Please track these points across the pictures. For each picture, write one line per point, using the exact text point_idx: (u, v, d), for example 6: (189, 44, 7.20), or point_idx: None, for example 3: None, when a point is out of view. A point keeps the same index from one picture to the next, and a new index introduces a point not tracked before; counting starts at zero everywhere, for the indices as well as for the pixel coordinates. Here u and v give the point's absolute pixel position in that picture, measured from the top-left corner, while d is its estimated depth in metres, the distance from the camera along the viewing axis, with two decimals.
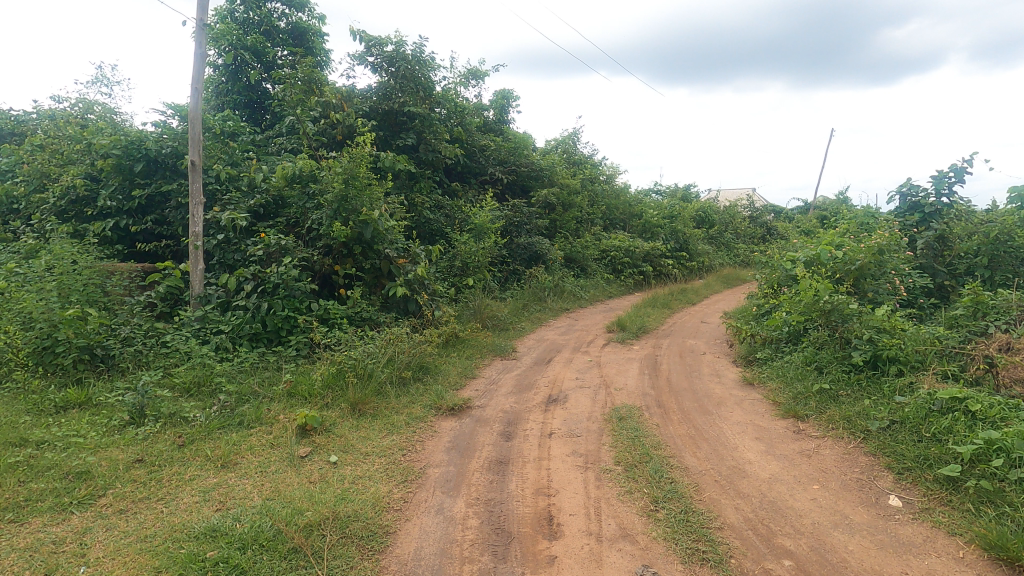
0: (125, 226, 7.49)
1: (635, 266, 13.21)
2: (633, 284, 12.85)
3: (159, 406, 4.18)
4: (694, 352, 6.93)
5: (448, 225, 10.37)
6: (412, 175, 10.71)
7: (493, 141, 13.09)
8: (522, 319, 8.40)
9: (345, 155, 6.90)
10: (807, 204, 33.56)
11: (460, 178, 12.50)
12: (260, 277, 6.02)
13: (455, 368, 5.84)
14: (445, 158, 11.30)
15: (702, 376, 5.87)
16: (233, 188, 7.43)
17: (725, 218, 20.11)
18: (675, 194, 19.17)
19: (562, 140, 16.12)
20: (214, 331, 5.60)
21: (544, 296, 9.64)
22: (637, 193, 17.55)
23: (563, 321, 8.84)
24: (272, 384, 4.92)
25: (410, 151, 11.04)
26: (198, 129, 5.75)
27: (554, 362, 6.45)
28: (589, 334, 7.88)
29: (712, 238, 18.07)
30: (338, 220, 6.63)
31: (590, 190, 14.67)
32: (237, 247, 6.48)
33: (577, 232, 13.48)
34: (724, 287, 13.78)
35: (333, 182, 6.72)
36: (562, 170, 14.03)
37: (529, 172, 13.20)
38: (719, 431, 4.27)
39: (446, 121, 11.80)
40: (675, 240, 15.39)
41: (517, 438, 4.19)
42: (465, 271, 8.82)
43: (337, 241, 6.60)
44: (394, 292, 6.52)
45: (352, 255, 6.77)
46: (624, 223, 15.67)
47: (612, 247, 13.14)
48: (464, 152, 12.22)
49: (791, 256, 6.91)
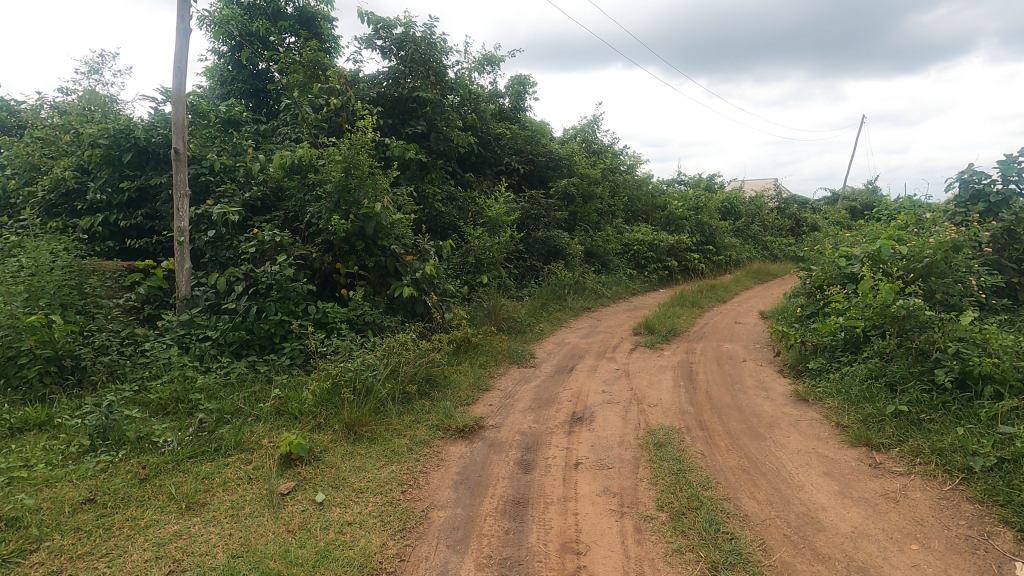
0: (115, 221, 7.00)
1: (660, 260, 12.48)
2: (657, 279, 12.11)
3: (124, 430, 3.63)
4: (732, 358, 6.23)
5: (461, 219, 9.75)
6: (423, 165, 10.10)
7: (509, 129, 12.41)
8: (541, 320, 7.76)
9: (347, 142, 6.29)
10: (835, 195, 32.31)
11: (474, 168, 11.87)
12: (252, 277, 5.46)
13: (467, 379, 5.23)
14: (458, 147, 10.66)
15: (746, 389, 5.17)
16: (228, 179, 6.88)
17: (752, 209, 19.18)
18: (700, 185, 18.32)
19: (581, 128, 15.37)
20: (200, 338, 5.06)
21: (563, 294, 8.98)
22: (660, 184, 16.74)
23: (585, 322, 8.19)
24: (260, 401, 4.35)
25: (421, 140, 10.43)
26: (181, 113, 5.17)
27: (577, 371, 5.81)
28: (614, 337, 7.23)
29: (739, 230, 17.20)
30: (339, 213, 6.05)
31: (611, 181, 13.93)
32: (230, 243, 5.93)
33: (598, 225, 12.77)
34: (755, 283, 12.97)
35: (334, 172, 6.13)
36: (582, 160, 13.31)
37: (547, 162, 12.52)
38: (778, 463, 3.59)
39: (459, 108, 11.16)
40: (700, 233, 14.60)
41: (538, 470, 3.56)
42: (479, 268, 8.19)
43: (338, 237, 6.02)
44: (400, 293, 5.91)
45: (355, 252, 6.19)
46: (647, 215, 14.90)
47: (635, 240, 12.41)
48: (479, 141, 11.57)
49: (843, 252, 6.15)
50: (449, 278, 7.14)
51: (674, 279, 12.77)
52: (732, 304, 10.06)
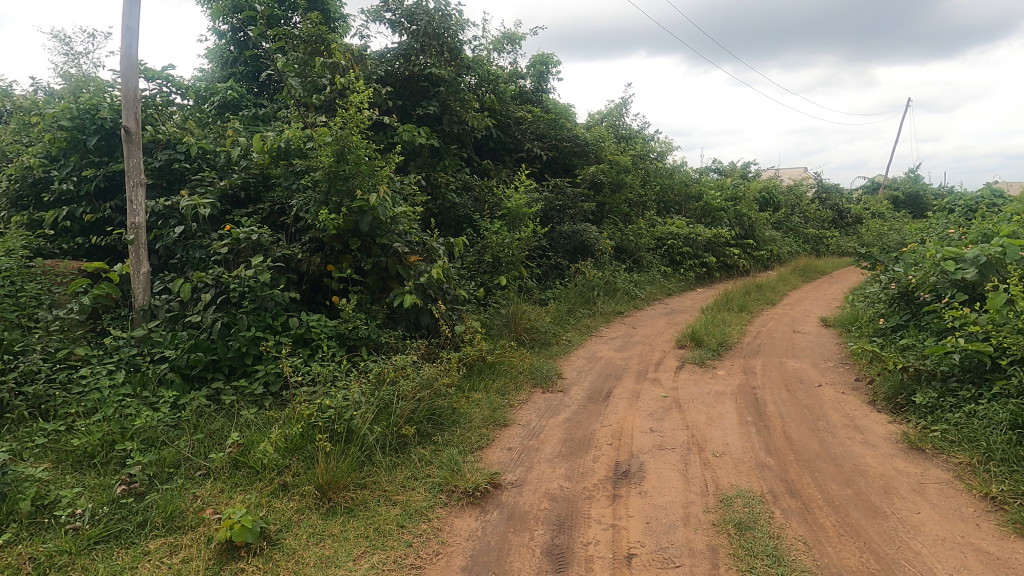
0: (82, 215, 6.14)
1: (697, 256, 11.32)
2: (693, 278, 10.96)
3: (17, 500, 2.70)
4: (804, 382, 5.12)
5: (477, 211, 8.75)
6: (435, 152, 9.10)
7: (530, 113, 11.32)
8: (568, 329, 6.73)
9: (339, 121, 5.29)
10: (874, 184, 30.46)
11: (492, 155, 10.83)
12: (222, 284, 4.54)
13: (480, 411, 4.23)
14: (474, 131, 9.61)
15: (834, 428, 4.06)
16: (207, 166, 5.96)
17: (791, 199, 17.80)
18: (736, 173, 17.00)
19: (609, 112, 14.18)
20: (156, 359, 4.15)
21: (593, 297, 7.92)
22: (693, 172, 15.47)
23: (617, 330, 7.13)
24: (215, 448, 3.42)
25: (433, 124, 9.40)
26: (132, 84, 4.23)
27: (615, 398, 4.76)
28: (655, 350, 6.16)
29: (779, 222, 15.86)
30: (329, 207, 5.07)
31: (642, 168, 12.74)
32: (201, 242, 5.00)
33: (628, 218, 11.64)
34: (802, 281, 11.72)
35: (324, 156, 5.15)
36: (610, 146, 12.15)
37: (573, 148, 11.39)
38: (918, 562, 2.53)
39: (476, 88, 10.10)
40: (738, 225, 13.35)
41: (576, 568, 2.54)
42: (497, 268, 7.19)
43: (327, 234, 5.05)
44: (401, 302, 4.92)
45: (349, 253, 5.22)
46: (680, 205, 13.69)
47: (670, 234, 11.27)
48: (497, 125, 10.51)
49: (948, 253, 4.97)
50: (461, 282, 6.13)
51: (713, 277, 11.60)
52: (783, 307, 8.88)
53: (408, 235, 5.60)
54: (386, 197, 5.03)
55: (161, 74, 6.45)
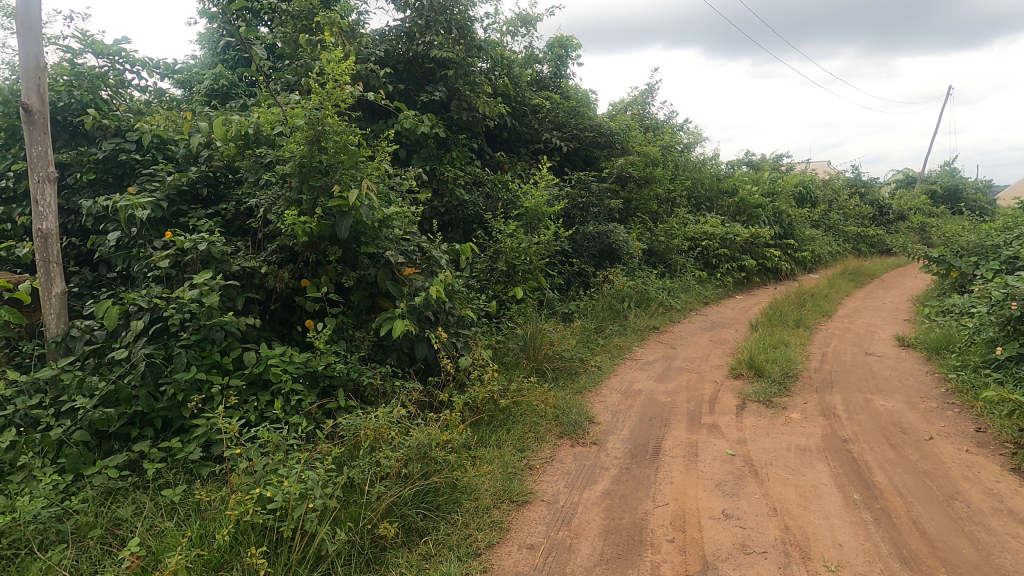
0: (18, 217, 5.17)
1: (734, 259, 10.14)
2: (731, 284, 9.79)
3: None
4: (907, 431, 3.98)
5: (489, 211, 7.66)
6: (442, 142, 8.09)
7: (548, 101, 10.19)
8: (597, 352, 5.63)
9: (314, 101, 4.22)
10: (909, 178, 28.86)
11: (506, 147, 9.73)
12: (159, 309, 3.53)
13: (490, 483, 3.16)
14: (486, 119, 8.52)
15: (981, 516, 2.93)
16: (163, 158, 4.95)
17: (828, 195, 16.47)
18: (770, 165, 15.70)
19: (633, 100, 12.97)
20: (63, 411, 3.16)
21: (623, 310, 6.80)
22: (724, 165, 14.23)
23: (655, 352, 6.02)
24: (111, 559, 2.39)
25: (439, 111, 8.31)
26: (28, 49, 3.21)
27: (666, 456, 3.65)
28: (704, 382, 5.04)
29: (818, 219, 14.56)
30: (301, 208, 4.03)
31: (672, 160, 11.54)
32: (141, 252, 4.00)
33: (657, 216, 10.47)
34: (853, 286, 10.48)
35: (295, 144, 4.09)
36: (636, 138, 10.98)
37: (595, 138, 10.26)
38: None
39: (488, 71, 8.97)
40: (777, 224, 12.13)
41: None
42: (511, 278, 6.11)
43: (298, 243, 4.00)
44: (389, 329, 3.87)
45: (328, 266, 4.17)
46: (712, 202, 12.49)
47: (704, 234, 10.09)
48: (511, 113, 9.40)
49: None
50: (468, 298, 5.07)
51: (751, 282, 10.41)
52: (842, 320, 7.69)
53: (403, 242, 4.54)
54: (372, 195, 3.97)
55: (115, 49, 5.42)
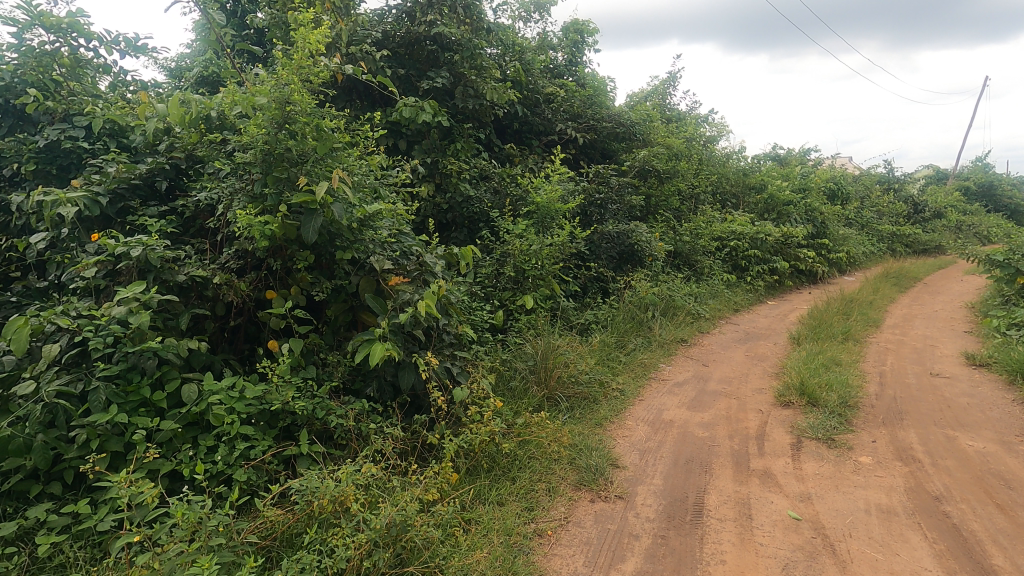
0: None
1: (765, 261, 9.30)
2: (762, 288, 8.95)
3: None
4: (1013, 486, 3.17)
5: (497, 208, 6.93)
6: (445, 132, 7.44)
7: (563, 90, 9.41)
8: (619, 372, 4.87)
9: (280, 77, 3.51)
10: (940, 174, 27.57)
11: (516, 139, 8.98)
12: (79, 331, 2.85)
13: (487, 564, 2.42)
14: (494, 108, 7.76)
15: None
16: (116, 147, 4.28)
17: (861, 192, 15.48)
18: (798, 160, 14.76)
19: (654, 90, 12.12)
20: None
21: (647, 320, 6.03)
22: (751, 159, 13.32)
23: (685, 371, 5.24)
24: None
25: (442, 98, 7.56)
26: None
27: (712, 519, 2.88)
28: (748, 413, 4.25)
29: (851, 216, 13.61)
30: (262, 206, 3.33)
31: (696, 154, 10.69)
32: (72, 259, 3.33)
33: (680, 213, 9.65)
34: (897, 290, 9.57)
35: (256, 128, 3.38)
36: (658, 129, 10.15)
37: (614, 129, 9.45)
38: None
39: (497, 56, 8.21)
40: (809, 222, 11.22)
41: None
42: (519, 285, 5.39)
43: (258, 247, 3.29)
44: (365, 354, 3.14)
45: (296, 275, 3.47)
46: (739, 198, 11.62)
47: (732, 234, 9.26)
48: (522, 101, 8.64)
49: None
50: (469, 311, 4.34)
51: (783, 286, 9.56)
52: (893, 331, 6.83)
53: (390, 246, 3.81)
54: (347, 189, 3.24)
55: (68, 25, 4.64)
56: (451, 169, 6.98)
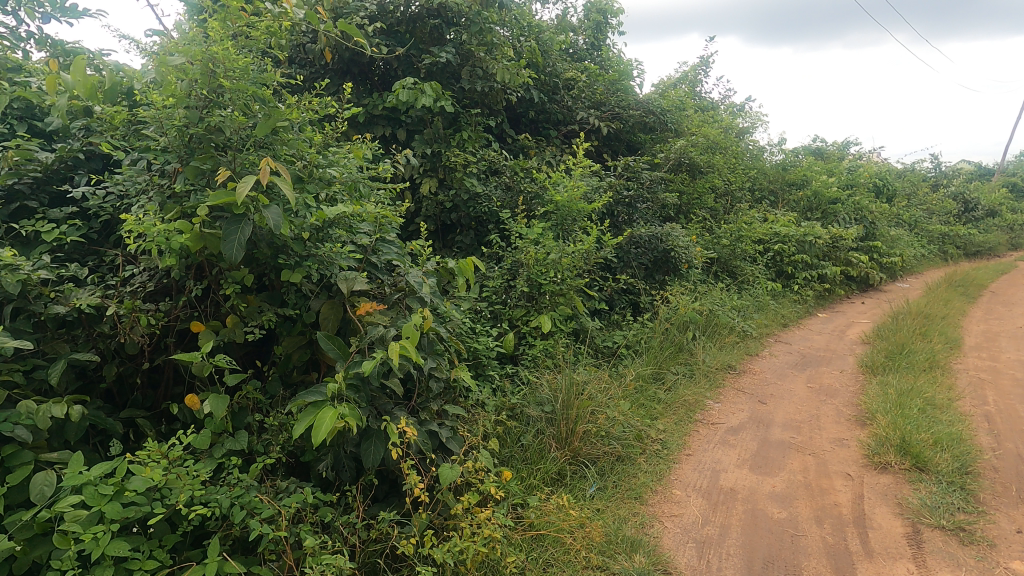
0: None
1: (813, 267, 8.21)
2: (812, 298, 7.86)
3: None
4: None
5: (508, 207, 5.97)
6: (450, 121, 6.49)
7: (584, 74, 8.38)
8: (659, 416, 3.88)
9: (207, 30, 2.56)
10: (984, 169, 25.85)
11: (532, 130, 7.99)
12: None
13: None
14: (507, 91, 6.78)
15: None
16: (27, 131, 3.39)
17: (908, 188, 14.20)
18: (840, 153, 13.54)
19: (683, 77, 10.99)
20: None
21: (687, 343, 5.03)
22: (790, 152, 12.14)
23: (739, 412, 4.23)
24: None
25: (447, 81, 6.57)
26: None
27: None
28: (833, 480, 3.24)
29: (901, 214, 12.36)
30: (177, 208, 2.42)
31: (732, 147, 9.59)
32: None
33: (717, 212, 8.58)
34: (966, 300, 8.40)
35: (169, 100, 2.44)
36: (690, 119, 9.07)
37: (642, 117, 8.40)
38: None
39: (511, 33, 7.19)
40: (859, 222, 10.06)
41: None
42: (534, 303, 4.43)
43: (172, 266, 2.38)
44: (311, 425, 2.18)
45: (229, 303, 2.56)
46: (778, 196, 10.50)
47: (776, 236, 8.19)
48: (539, 86, 7.65)
49: None
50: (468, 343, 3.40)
51: (834, 295, 8.45)
52: (980, 354, 5.73)
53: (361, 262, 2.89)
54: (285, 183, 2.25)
55: None
56: (455, 162, 6.01)
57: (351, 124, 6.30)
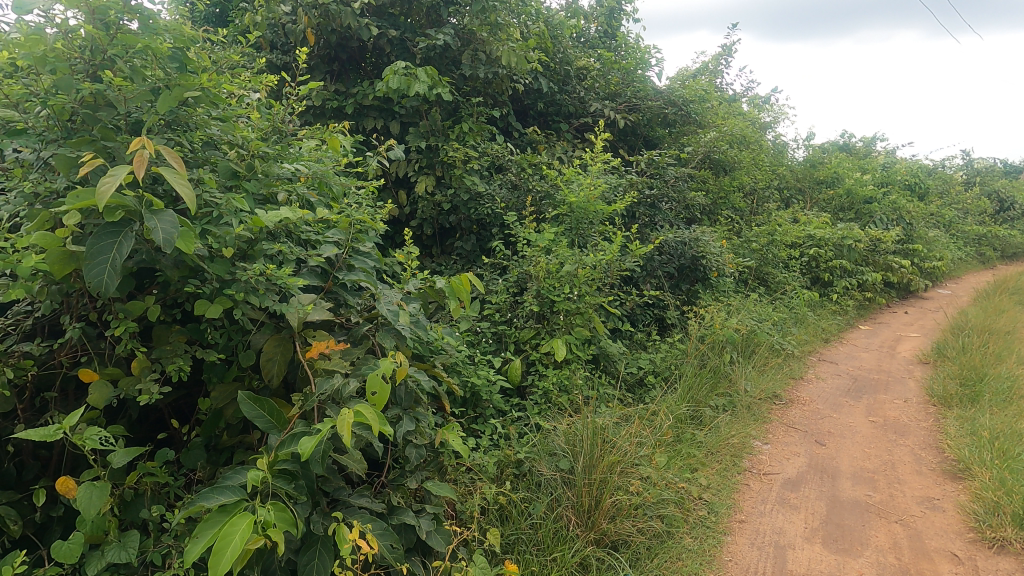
0: None
1: (851, 273, 7.42)
2: (852, 308, 7.08)
3: None
4: None
5: (515, 209, 5.25)
6: (450, 111, 5.78)
7: (597, 62, 7.62)
8: (700, 467, 3.14)
9: None
10: None
11: (541, 123, 7.26)
12: None
13: None
14: (514, 78, 6.04)
15: None
16: None
17: (941, 186, 13.30)
18: (869, 149, 12.66)
19: (704, 68, 10.20)
20: None
21: (726, 368, 4.28)
22: (818, 148, 11.30)
23: (795, 458, 3.48)
24: None
25: (446, 67, 5.86)
26: None
27: None
28: (937, 566, 2.49)
29: (937, 214, 11.47)
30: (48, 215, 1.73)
31: (758, 142, 8.80)
32: None
33: (744, 213, 7.82)
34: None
35: (26, 65, 1.71)
36: (713, 111, 8.29)
37: (662, 108, 7.64)
38: None
39: (517, 13, 6.44)
40: (897, 223, 9.24)
41: None
42: (545, 324, 3.71)
43: (39, 297, 1.70)
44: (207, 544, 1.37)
45: (130, 344, 1.87)
46: (807, 195, 9.69)
47: (810, 239, 7.41)
48: (549, 74, 6.92)
49: None
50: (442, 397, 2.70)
51: (875, 304, 7.65)
52: None
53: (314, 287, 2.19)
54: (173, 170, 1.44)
55: None
56: (454, 157, 5.29)
57: (340, 116, 5.64)
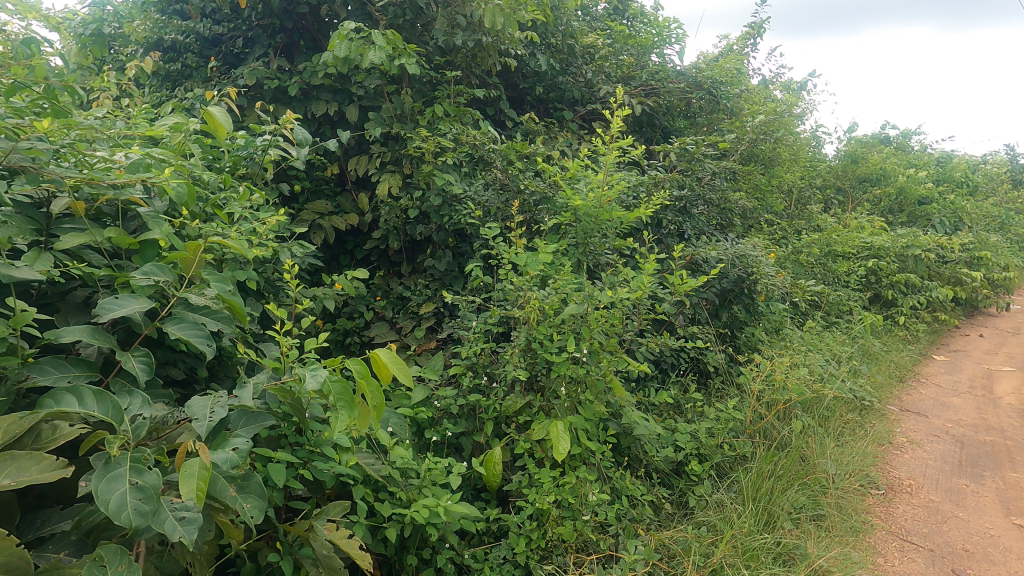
0: None
1: (919, 289, 6.08)
2: (923, 332, 5.74)
3: None
4: None
5: (502, 216, 4.00)
6: (421, 92, 4.53)
7: (607, 38, 6.33)
8: None
9: None
10: None
11: (541, 108, 5.97)
12: None
13: None
14: (503, 49, 4.76)
15: None
16: None
17: (989, 186, 11.86)
18: (911, 142, 11.23)
19: (728, 51, 8.89)
20: None
21: (799, 442, 3.01)
22: (858, 141, 9.93)
23: None
24: None
25: (418, 37, 4.61)
26: None
27: None
28: None
29: (995, 217, 10.03)
30: None
31: (795, 134, 7.48)
32: None
33: (781, 217, 6.53)
34: None
35: None
36: (745, 97, 6.98)
37: (684, 93, 6.35)
38: None
39: None
40: (959, 227, 7.85)
41: None
42: (538, 396, 2.46)
43: None
44: None
45: None
46: (849, 196, 8.36)
47: (866, 248, 6.09)
48: (547, 49, 5.65)
49: None
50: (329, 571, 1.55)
51: (946, 326, 6.29)
52: None
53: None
54: None
55: None
56: (423, 149, 4.04)
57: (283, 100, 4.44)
